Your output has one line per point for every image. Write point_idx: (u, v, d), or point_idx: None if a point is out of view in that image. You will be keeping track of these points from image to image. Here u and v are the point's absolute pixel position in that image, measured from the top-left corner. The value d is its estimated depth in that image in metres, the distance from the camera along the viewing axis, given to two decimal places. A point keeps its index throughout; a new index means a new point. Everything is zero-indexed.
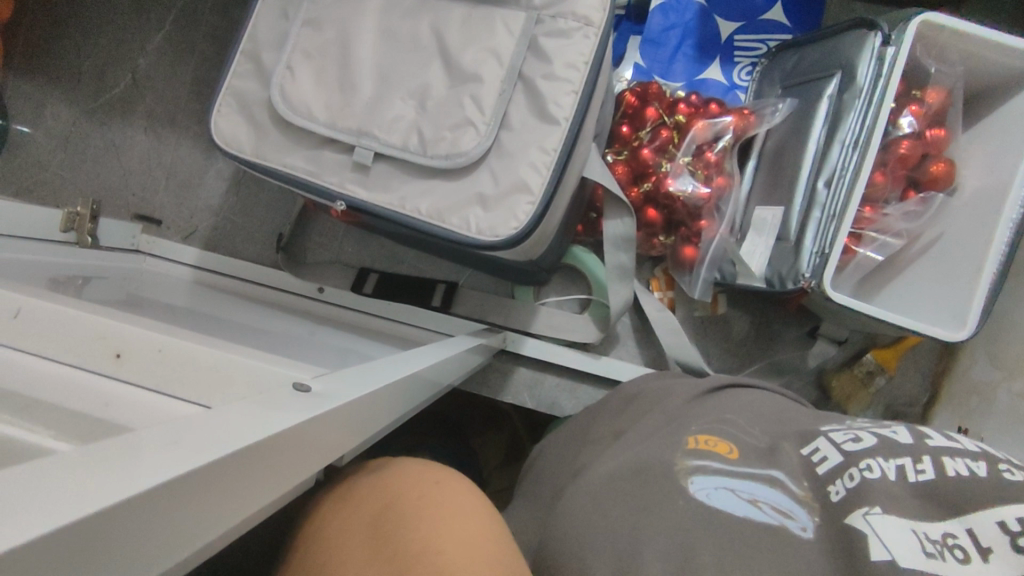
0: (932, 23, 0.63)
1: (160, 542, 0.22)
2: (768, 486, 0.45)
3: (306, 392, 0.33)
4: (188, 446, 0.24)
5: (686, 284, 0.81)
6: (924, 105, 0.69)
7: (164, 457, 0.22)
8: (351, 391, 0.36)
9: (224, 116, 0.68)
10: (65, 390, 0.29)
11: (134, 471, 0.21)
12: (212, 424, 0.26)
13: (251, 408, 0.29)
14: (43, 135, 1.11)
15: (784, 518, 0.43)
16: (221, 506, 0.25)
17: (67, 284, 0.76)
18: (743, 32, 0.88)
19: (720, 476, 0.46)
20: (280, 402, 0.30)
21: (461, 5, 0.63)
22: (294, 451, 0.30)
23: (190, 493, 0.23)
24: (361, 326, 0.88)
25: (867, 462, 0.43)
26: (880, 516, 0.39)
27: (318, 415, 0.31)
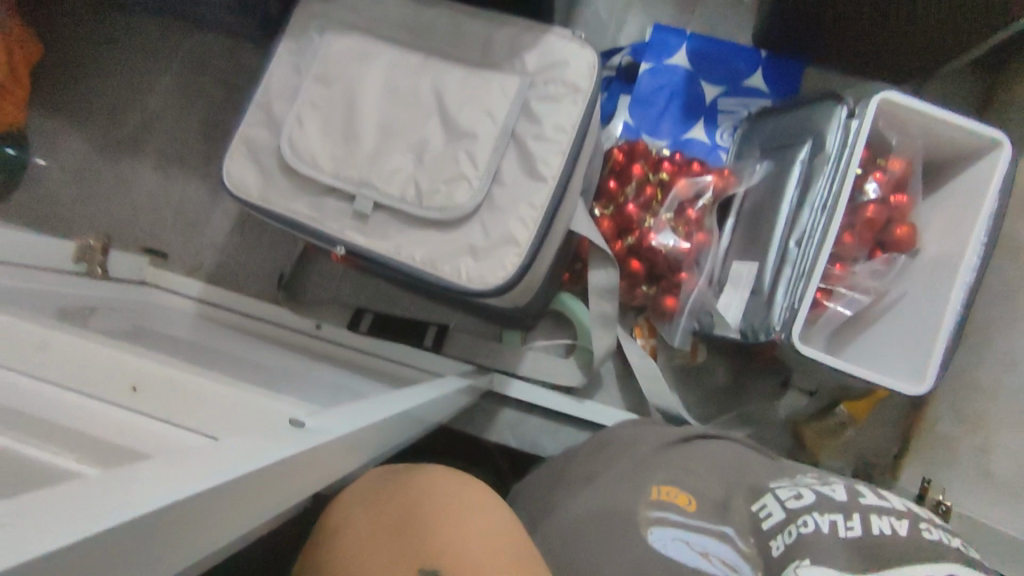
0: (893, 99, 0.69)
1: (152, 558, 0.25)
2: (718, 541, 0.49)
3: (300, 428, 0.35)
4: (185, 472, 0.27)
5: (667, 332, 0.86)
6: (888, 172, 0.74)
7: (154, 485, 0.25)
8: (339, 428, 0.39)
9: (235, 162, 0.73)
10: (86, 420, 0.33)
11: (137, 492, 0.24)
12: (203, 455, 0.29)
13: (244, 439, 0.32)
14: (58, 168, 1.16)
15: (731, 572, 0.46)
16: (208, 528, 0.28)
17: (76, 314, 0.80)
18: (726, 96, 0.95)
19: (678, 528, 0.49)
20: (272, 435, 0.33)
21: (459, 69, 0.69)
22: (281, 481, 0.33)
23: (175, 520, 0.26)
24: (355, 362, 0.91)
25: (803, 518, 0.47)
26: (807, 568, 0.44)
27: (304, 450, 0.34)
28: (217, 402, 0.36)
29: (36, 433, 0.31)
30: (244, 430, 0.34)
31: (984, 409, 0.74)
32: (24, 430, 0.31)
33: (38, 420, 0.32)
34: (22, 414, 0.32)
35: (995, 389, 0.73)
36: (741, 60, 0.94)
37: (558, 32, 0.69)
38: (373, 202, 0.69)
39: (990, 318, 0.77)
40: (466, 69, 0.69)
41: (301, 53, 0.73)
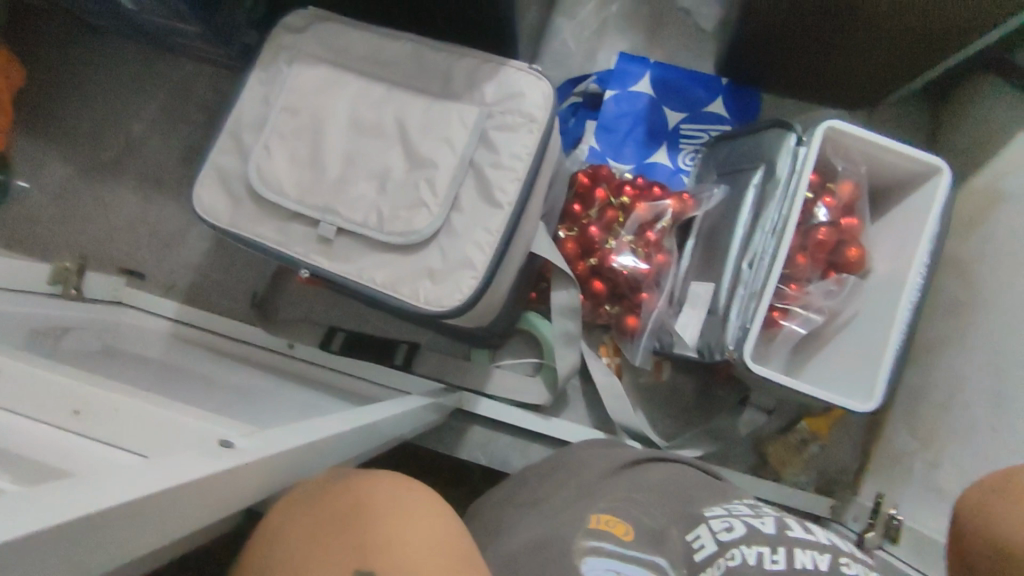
0: (838, 128, 0.72)
1: (75, 564, 0.27)
2: (649, 571, 0.51)
3: (231, 448, 0.37)
4: (110, 486, 0.29)
5: (629, 351, 0.88)
6: (836, 196, 0.77)
7: (73, 501, 0.27)
8: (278, 447, 0.41)
9: (205, 187, 0.75)
10: (30, 445, 0.35)
11: (60, 503, 0.26)
12: (130, 474, 0.30)
13: (176, 457, 0.34)
14: (37, 190, 1.18)
15: None
16: (132, 536, 0.30)
17: (48, 336, 0.81)
18: (687, 122, 0.99)
19: (610, 558, 0.50)
20: (206, 454, 0.35)
21: (421, 100, 0.72)
22: (211, 495, 0.35)
23: (98, 529, 0.28)
24: (326, 382, 0.93)
25: (732, 551, 0.51)
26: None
27: (234, 469, 0.35)
28: (158, 424, 0.38)
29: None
30: (181, 450, 0.36)
31: (934, 426, 0.76)
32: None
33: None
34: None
35: (943, 406, 0.75)
36: (700, 88, 0.99)
37: (515, 65, 0.72)
38: (337, 227, 0.71)
39: (937, 336, 0.80)
40: (429, 99, 0.72)
41: (271, 84, 0.76)
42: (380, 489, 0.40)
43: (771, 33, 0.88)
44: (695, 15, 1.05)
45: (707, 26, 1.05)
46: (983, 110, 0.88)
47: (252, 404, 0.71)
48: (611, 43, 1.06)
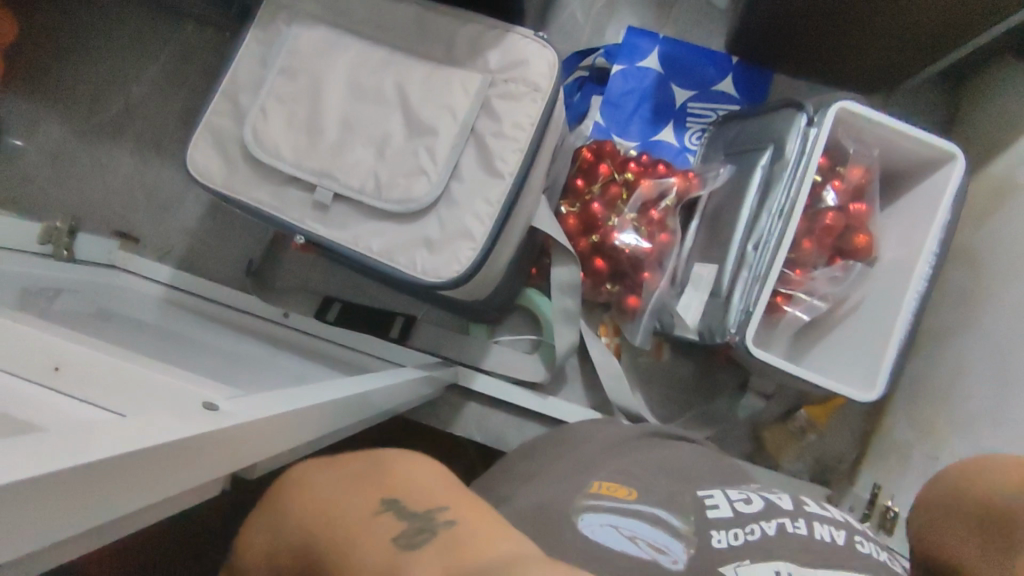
0: (849, 109, 0.70)
1: (38, 527, 0.26)
2: (649, 524, 0.50)
3: (213, 411, 0.36)
4: (79, 444, 0.27)
5: (629, 331, 0.87)
6: (846, 180, 0.75)
7: (46, 455, 0.25)
8: (262, 412, 0.39)
9: (199, 148, 0.73)
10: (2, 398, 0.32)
11: (24, 459, 0.25)
12: (108, 430, 0.29)
13: (153, 418, 0.32)
14: (31, 149, 1.16)
15: (657, 552, 0.48)
16: (101, 499, 0.28)
17: (37, 295, 0.80)
18: (695, 100, 0.96)
19: (608, 513, 0.50)
20: (184, 416, 0.34)
21: (423, 65, 0.70)
22: (187, 459, 0.33)
23: (62, 490, 0.26)
24: (321, 353, 0.92)
25: (753, 520, 0.52)
26: (753, 564, 0.48)
27: (217, 430, 0.34)
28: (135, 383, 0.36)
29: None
30: (162, 410, 0.35)
31: (936, 417, 0.75)
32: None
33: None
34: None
35: (945, 397, 0.74)
36: (711, 66, 0.96)
37: (521, 31, 0.69)
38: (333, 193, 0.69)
39: (943, 327, 0.79)
40: (431, 64, 0.70)
41: (269, 43, 0.73)
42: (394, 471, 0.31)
43: (787, 9, 0.85)
44: None
45: (720, 2, 1.02)
46: (1002, 98, 0.86)
47: (244, 372, 0.70)
48: (620, 17, 1.04)
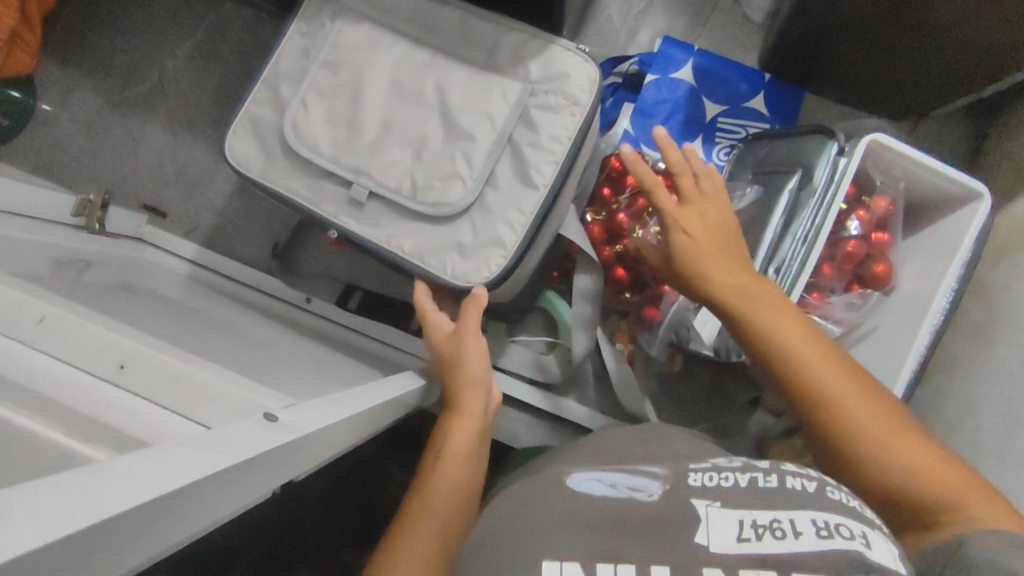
0: (880, 142, 0.71)
1: (141, 547, 0.27)
2: (633, 475, 0.46)
3: (278, 421, 0.37)
4: (173, 465, 0.29)
5: (647, 340, 0.89)
6: (870, 211, 0.76)
7: (148, 479, 0.27)
8: (317, 421, 0.41)
9: (238, 136, 0.75)
10: (84, 398, 0.36)
11: (131, 486, 0.26)
12: (196, 447, 0.31)
13: (233, 432, 0.34)
14: (64, 117, 1.17)
15: (633, 492, 0.44)
16: (192, 517, 0.30)
17: (71, 269, 0.83)
18: (725, 116, 0.97)
19: (591, 469, 0.47)
20: (256, 427, 0.35)
21: (464, 69, 0.71)
22: (262, 472, 0.35)
23: (162, 512, 0.28)
24: (342, 341, 0.94)
25: (725, 472, 0.45)
26: (718, 508, 0.41)
27: (287, 443, 0.36)
28: (198, 387, 0.39)
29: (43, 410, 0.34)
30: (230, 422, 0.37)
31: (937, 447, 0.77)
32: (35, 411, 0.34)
33: (44, 399, 0.35)
34: (26, 388, 0.35)
35: (948, 428, 0.76)
36: (743, 82, 0.97)
37: (564, 44, 0.70)
38: (369, 191, 0.70)
39: (953, 359, 0.81)
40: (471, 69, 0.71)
41: (312, 36, 0.75)
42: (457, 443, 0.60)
43: (825, 30, 0.86)
44: (746, 5, 1.02)
45: (758, 16, 1.02)
46: None
47: (271, 359, 0.72)
48: (655, 25, 1.04)
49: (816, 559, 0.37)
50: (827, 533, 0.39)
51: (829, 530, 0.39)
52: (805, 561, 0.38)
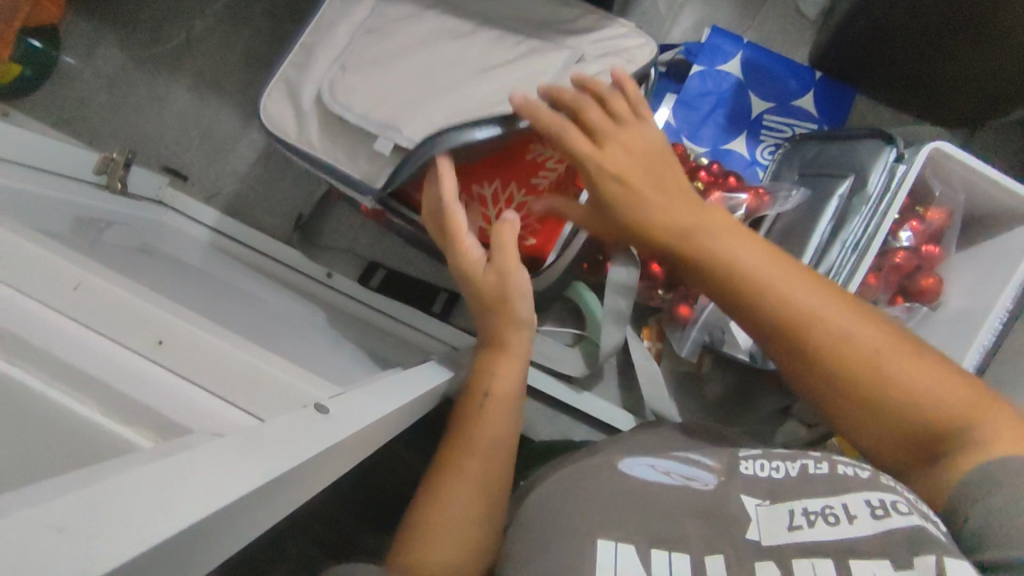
0: (944, 151, 0.68)
1: (201, 555, 0.26)
2: (684, 463, 0.52)
3: (328, 413, 0.36)
4: (234, 467, 0.27)
5: (677, 340, 0.86)
6: (924, 222, 0.74)
7: (212, 487, 0.26)
8: (364, 418, 0.39)
9: (273, 99, 0.71)
10: (125, 377, 0.34)
11: (196, 495, 0.25)
12: (255, 445, 0.29)
13: (287, 429, 0.32)
14: (88, 71, 1.15)
15: (688, 479, 0.50)
16: (249, 522, 0.29)
17: (92, 229, 0.80)
18: (772, 113, 0.94)
19: (645, 456, 0.54)
20: (308, 422, 0.34)
21: (515, 44, 0.68)
22: (316, 468, 0.33)
23: (223, 521, 0.26)
24: (363, 320, 0.93)
25: (777, 464, 0.49)
26: (768, 504, 0.46)
27: (337, 439, 0.34)
28: (244, 372, 0.36)
29: (84, 391, 0.32)
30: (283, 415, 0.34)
31: None
32: (77, 389, 0.32)
33: (85, 378, 0.33)
34: (65, 365, 0.33)
35: None
36: (793, 79, 0.94)
37: (622, 22, 0.71)
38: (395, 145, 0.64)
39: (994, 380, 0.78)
40: (521, 46, 0.67)
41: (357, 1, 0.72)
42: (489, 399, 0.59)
43: (888, 28, 0.82)
44: None
45: (812, 11, 0.98)
46: None
47: (296, 335, 0.71)
48: (705, 13, 1.00)
49: (870, 540, 0.41)
50: (879, 512, 0.42)
51: (882, 509, 0.42)
52: (860, 543, 0.41)
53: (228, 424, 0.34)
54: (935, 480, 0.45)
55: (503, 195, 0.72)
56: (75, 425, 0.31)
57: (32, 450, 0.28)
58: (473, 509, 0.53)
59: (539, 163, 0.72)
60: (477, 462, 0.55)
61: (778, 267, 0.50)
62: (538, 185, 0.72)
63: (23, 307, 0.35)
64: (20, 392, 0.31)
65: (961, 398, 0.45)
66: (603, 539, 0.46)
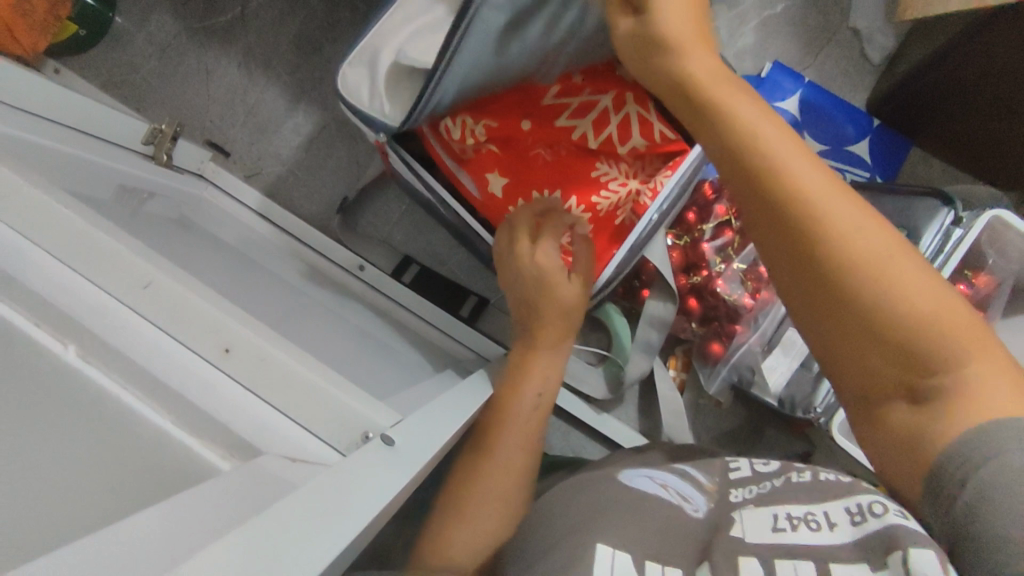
0: (1003, 220, 0.68)
1: None
2: (684, 482, 0.53)
3: (392, 446, 0.37)
4: (298, 531, 0.29)
5: (706, 375, 0.89)
6: (972, 287, 0.73)
7: (280, 558, 0.27)
8: (416, 450, 0.40)
9: (352, 69, 0.69)
10: (188, 385, 0.36)
11: (275, 561, 0.27)
12: (324, 498, 0.31)
13: (350, 479, 0.34)
14: (141, 38, 1.15)
15: (683, 500, 0.51)
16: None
17: (134, 199, 0.81)
18: (825, 156, 0.93)
19: (650, 468, 0.55)
20: (369, 469, 0.35)
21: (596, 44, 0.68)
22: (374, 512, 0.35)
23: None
24: (390, 317, 0.93)
25: (764, 480, 0.50)
26: (751, 508, 0.46)
27: (393, 488, 0.36)
28: (309, 391, 0.37)
29: (157, 400, 0.36)
30: (351, 450, 0.36)
31: None
32: (156, 400, 0.36)
33: (162, 388, 0.36)
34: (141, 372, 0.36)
35: None
36: (851, 125, 0.93)
37: None
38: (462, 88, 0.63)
39: None
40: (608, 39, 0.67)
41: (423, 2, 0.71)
42: (534, 377, 0.66)
43: (953, 80, 0.81)
44: (866, 41, 0.97)
45: (876, 56, 0.97)
46: None
47: (332, 331, 0.71)
48: (765, 45, 0.98)
49: (849, 546, 0.39)
50: (857, 518, 0.40)
51: (861, 515, 0.40)
52: (838, 548, 0.39)
53: (290, 449, 0.35)
54: (918, 434, 0.38)
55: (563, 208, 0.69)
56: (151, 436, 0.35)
57: (110, 464, 0.31)
58: (515, 472, 0.60)
59: (602, 182, 0.69)
60: (518, 430, 0.62)
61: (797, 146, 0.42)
62: (596, 205, 0.70)
63: (98, 304, 0.36)
64: (105, 401, 0.35)
65: (979, 342, 0.37)
66: (602, 543, 0.44)
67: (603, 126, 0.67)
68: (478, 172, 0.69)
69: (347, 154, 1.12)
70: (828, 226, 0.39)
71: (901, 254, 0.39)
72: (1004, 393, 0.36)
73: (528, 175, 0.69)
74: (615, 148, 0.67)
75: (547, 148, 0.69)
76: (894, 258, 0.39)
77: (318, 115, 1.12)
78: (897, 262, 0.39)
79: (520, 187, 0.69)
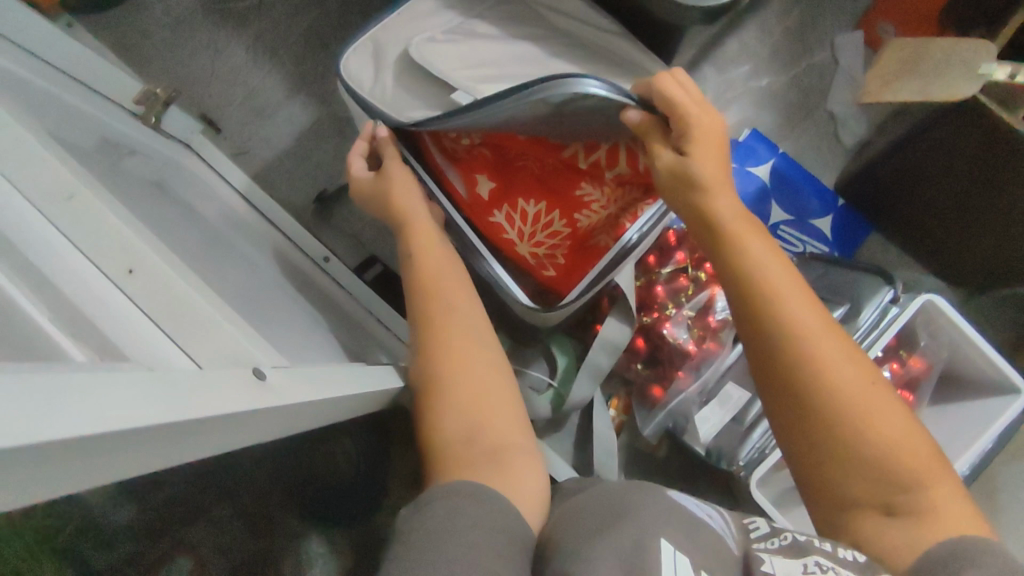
0: (937, 305, 0.71)
1: (91, 470, 0.28)
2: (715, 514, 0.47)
3: (264, 380, 0.39)
4: (141, 396, 0.29)
5: (642, 419, 0.88)
6: (905, 367, 0.75)
7: (115, 409, 0.27)
8: (303, 394, 0.42)
9: (357, 55, 0.75)
10: (80, 292, 0.36)
11: (103, 408, 0.27)
12: (171, 384, 0.32)
13: (210, 382, 0.34)
14: (159, 8, 1.18)
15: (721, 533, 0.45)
16: (136, 462, 0.31)
17: (113, 151, 0.81)
18: (789, 225, 0.95)
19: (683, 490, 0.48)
20: (241, 387, 0.36)
21: None
22: (235, 430, 0.36)
23: (115, 445, 0.28)
24: (345, 311, 0.93)
25: (792, 533, 0.44)
26: (782, 555, 0.42)
27: (257, 409, 0.36)
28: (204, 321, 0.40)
29: (44, 299, 0.35)
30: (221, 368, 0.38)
31: None
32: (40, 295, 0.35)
33: (55, 292, 0.35)
34: (36, 271, 0.36)
35: None
36: (816, 199, 0.95)
37: None
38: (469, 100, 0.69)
39: None
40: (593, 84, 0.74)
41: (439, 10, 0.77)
42: (442, 284, 0.62)
43: (921, 167, 0.85)
44: (841, 125, 1.01)
45: (848, 139, 1.01)
46: None
47: (279, 307, 0.71)
48: (749, 113, 1.03)
49: None
50: None
51: None
52: None
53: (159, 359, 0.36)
54: (892, 538, 0.43)
55: (544, 218, 0.72)
56: (21, 329, 0.33)
57: None
58: (467, 411, 0.54)
59: (585, 202, 0.71)
60: (444, 358, 0.56)
61: (801, 292, 0.51)
62: (577, 222, 0.72)
63: (14, 205, 0.38)
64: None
65: (935, 470, 0.45)
66: (664, 539, 0.41)
67: (593, 150, 0.69)
68: (467, 172, 0.73)
69: (335, 149, 1.14)
70: (823, 353, 0.47)
71: (877, 390, 0.47)
72: (956, 511, 0.43)
73: (512, 182, 0.73)
74: (603, 172, 0.70)
75: (534, 161, 0.72)
76: (875, 387, 0.47)
77: (314, 107, 1.15)
78: (877, 392, 0.47)
79: (506, 193, 0.72)
